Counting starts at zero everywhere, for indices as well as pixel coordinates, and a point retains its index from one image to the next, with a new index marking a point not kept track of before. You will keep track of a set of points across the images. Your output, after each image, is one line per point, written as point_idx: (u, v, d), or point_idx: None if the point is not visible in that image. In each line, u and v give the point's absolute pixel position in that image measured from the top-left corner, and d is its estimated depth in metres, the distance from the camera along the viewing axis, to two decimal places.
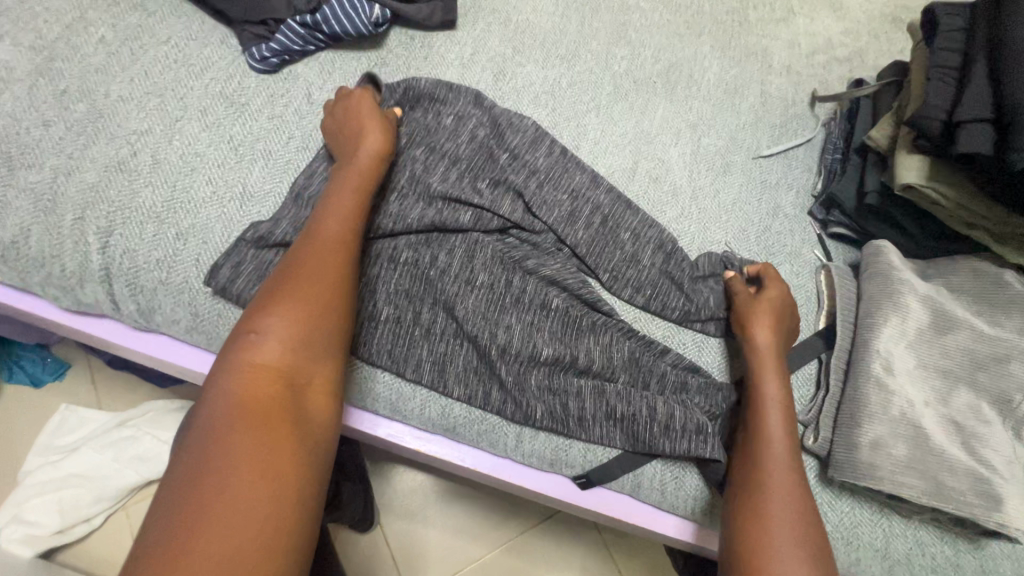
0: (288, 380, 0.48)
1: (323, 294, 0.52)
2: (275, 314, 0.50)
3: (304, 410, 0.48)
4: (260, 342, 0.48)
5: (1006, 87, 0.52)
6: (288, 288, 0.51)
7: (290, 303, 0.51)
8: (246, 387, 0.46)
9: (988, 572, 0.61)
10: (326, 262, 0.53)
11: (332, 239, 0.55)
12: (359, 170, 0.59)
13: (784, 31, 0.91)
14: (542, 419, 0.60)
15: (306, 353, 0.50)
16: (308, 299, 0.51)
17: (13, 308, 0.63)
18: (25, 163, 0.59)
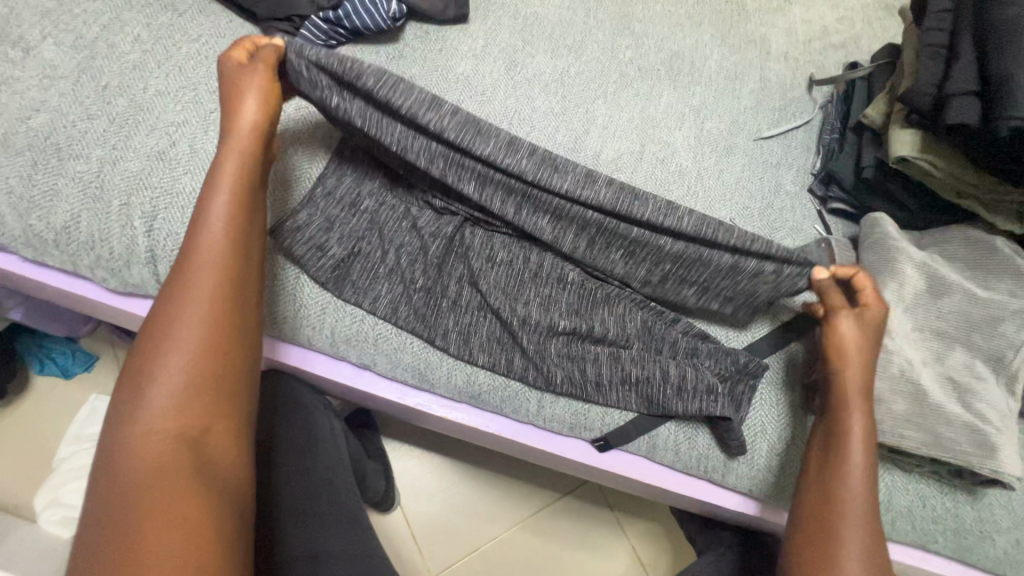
0: (183, 431, 0.43)
1: (202, 331, 0.46)
2: (152, 369, 0.44)
3: (210, 451, 0.44)
4: (141, 405, 0.43)
5: (990, 60, 0.55)
6: (164, 338, 0.45)
7: (168, 352, 0.45)
8: (131, 447, 0.42)
9: (985, 520, 0.65)
10: (202, 293, 0.47)
11: (207, 267, 0.48)
12: (235, 173, 0.52)
13: (781, 20, 0.95)
14: (563, 384, 0.63)
15: (198, 391, 0.45)
16: (188, 333, 0.46)
17: (61, 292, 0.67)
18: (73, 154, 0.63)
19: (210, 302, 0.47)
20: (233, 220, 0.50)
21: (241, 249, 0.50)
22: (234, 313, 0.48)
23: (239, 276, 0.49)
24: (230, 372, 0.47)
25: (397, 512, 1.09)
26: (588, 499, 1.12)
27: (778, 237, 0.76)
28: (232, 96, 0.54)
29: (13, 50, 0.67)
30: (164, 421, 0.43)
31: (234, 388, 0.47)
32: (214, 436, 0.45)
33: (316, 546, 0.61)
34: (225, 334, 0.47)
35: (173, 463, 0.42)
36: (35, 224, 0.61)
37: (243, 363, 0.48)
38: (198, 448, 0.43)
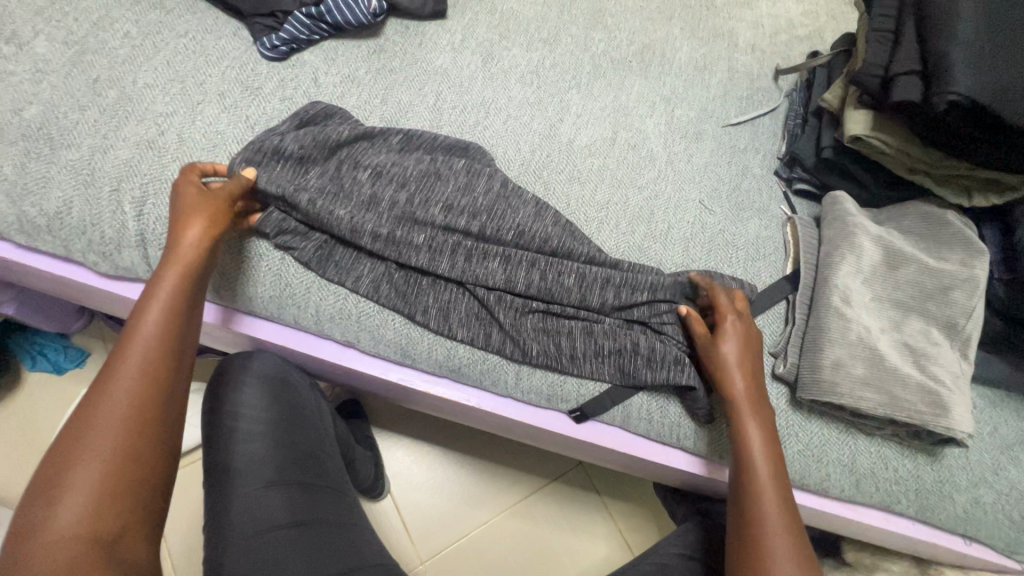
0: (96, 532, 0.44)
1: (122, 435, 0.47)
2: (66, 477, 0.45)
3: (122, 555, 0.44)
4: (50, 513, 0.43)
5: (930, 43, 0.59)
6: (81, 445, 0.46)
7: (87, 460, 0.46)
8: (41, 553, 0.42)
9: (944, 480, 0.69)
10: (124, 401, 0.49)
11: (130, 373, 0.50)
12: (175, 280, 0.55)
13: (748, 14, 0.99)
14: (540, 358, 0.66)
15: (120, 494, 0.46)
16: (105, 431, 0.47)
17: (54, 279, 0.70)
18: (65, 143, 0.65)
19: (132, 407, 0.49)
20: (164, 326, 0.53)
21: (171, 351, 0.53)
22: (157, 417, 0.50)
23: (168, 381, 0.52)
24: (155, 471, 0.48)
25: (386, 501, 1.10)
26: (575, 485, 1.14)
27: (746, 217, 0.79)
28: (181, 218, 0.57)
29: (6, 46, 0.70)
30: (77, 526, 0.43)
31: (154, 488, 0.48)
32: (128, 538, 0.45)
33: (305, 514, 0.62)
34: (146, 441, 0.48)
35: (80, 567, 0.42)
36: (28, 210, 0.63)
37: (165, 463, 0.50)
38: (112, 552, 0.44)
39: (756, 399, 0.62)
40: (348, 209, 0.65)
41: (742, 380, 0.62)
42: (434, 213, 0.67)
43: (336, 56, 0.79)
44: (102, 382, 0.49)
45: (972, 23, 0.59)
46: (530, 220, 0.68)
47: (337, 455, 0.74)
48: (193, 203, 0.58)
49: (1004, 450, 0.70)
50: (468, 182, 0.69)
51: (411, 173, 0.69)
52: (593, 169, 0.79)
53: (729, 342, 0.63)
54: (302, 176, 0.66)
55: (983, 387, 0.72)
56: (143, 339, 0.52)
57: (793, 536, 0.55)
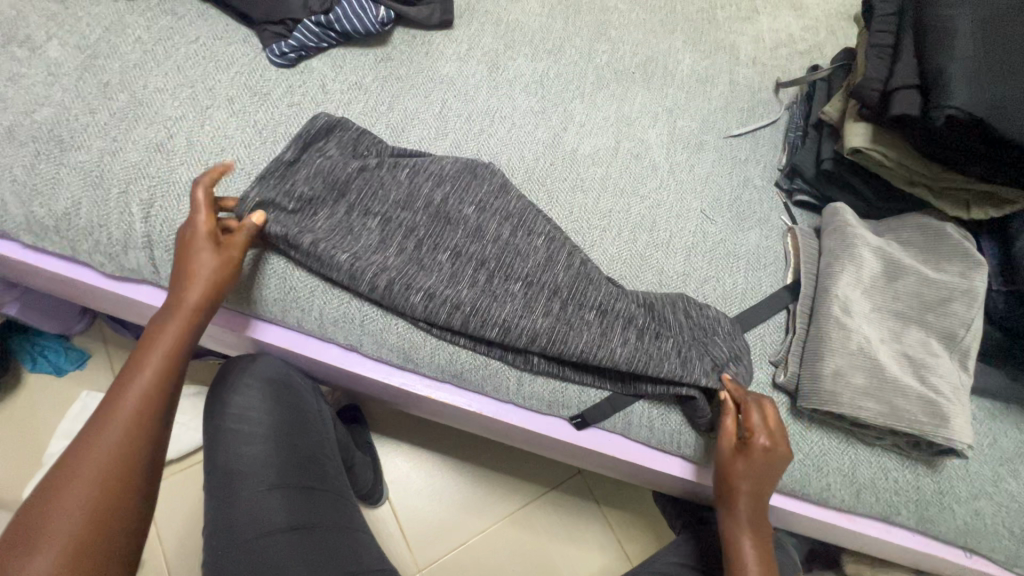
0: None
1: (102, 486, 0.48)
2: (40, 519, 0.45)
3: None
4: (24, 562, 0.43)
5: (928, 58, 0.61)
6: (60, 495, 0.46)
7: (62, 499, 0.46)
8: None
9: (944, 491, 0.69)
10: (105, 456, 0.49)
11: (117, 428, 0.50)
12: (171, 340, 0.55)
13: (749, 28, 1.00)
14: (540, 366, 0.67)
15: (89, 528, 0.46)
16: (85, 485, 0.47)
17: (60, 279, 0.70)
18: (75, 145, 0.66)
19: (112, 448, 0.49)
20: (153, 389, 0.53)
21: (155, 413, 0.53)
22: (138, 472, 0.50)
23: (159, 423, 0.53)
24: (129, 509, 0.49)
25: (384, 507, 1.10)
26: (574, 494, 1.14)
27: (747, 227, 0.80)
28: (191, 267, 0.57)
29: (20, 50, 0.71)
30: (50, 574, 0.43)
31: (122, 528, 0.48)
32: None
33: (304, 518, 0.62)
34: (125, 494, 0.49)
35: None
36: (37, 210, 0.64)
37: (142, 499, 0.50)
38: None
39: (757, 516, 0.63)
40: (347, 255, 0.64)
41: (748, 507, 0.62)
42: (439, 260, 0.67)
43: (344, 64, 0.80)
44: (85, 439, 0.49)
45: (968, 37, 0.60)
46: (538, 271, 0.68)
47: (338, 458, 0.74)
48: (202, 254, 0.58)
49: (1004, 462, 0.70)
50: (476, 238, 0.69)
51: (421, 221, 0.69)
52: (596, 178, 0.80)
53: (745, 460, 0.61)
54: (309, 219, 0.66)
55: (983, 399, 0.72)
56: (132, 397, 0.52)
57: None
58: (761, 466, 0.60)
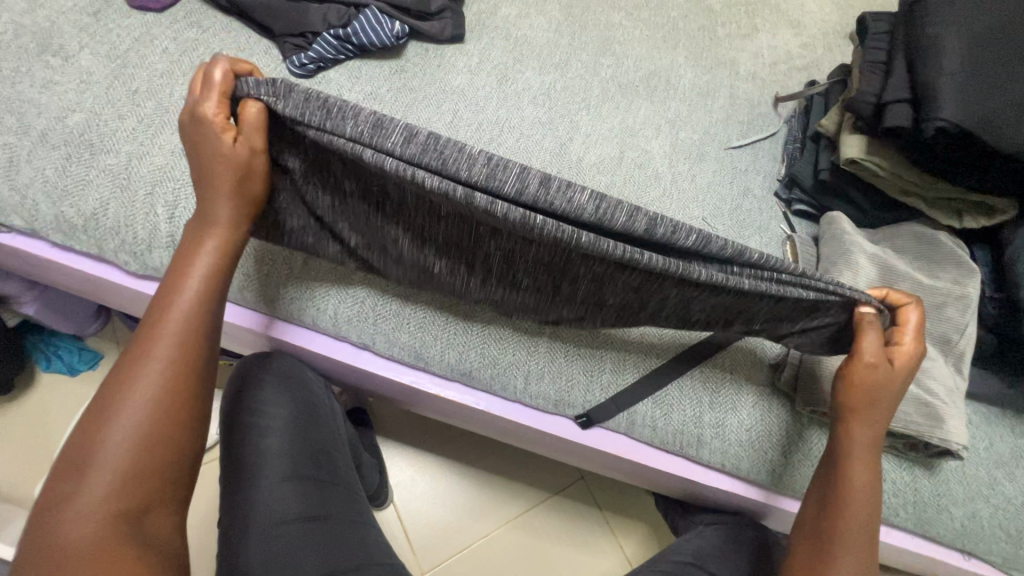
0: (123, 508, 0.46)
1: (156, 407, 0.50)
2: (96, 439, 0.47)
3: (148, 530, 0.47)
4: (80, 487, 0.46)
5: (919, 74, 0.64)
6: (112, 413, 0.48)
7: (111, 426, 0.48)
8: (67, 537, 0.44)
9: (941, 493, 0.70)
10: (156, 373, 0.50)
11: (161, 349, 0.51)
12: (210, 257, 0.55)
13: (749, 45, 1.04)
14: (649, 257, 0.51)
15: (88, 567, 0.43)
16: (144, 411, 0.49)
17: (84, 277, 0.73)
18: (104, 149, 0.69)
19: (162, 395, 0.50)
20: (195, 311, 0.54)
21: (200, 344, 0.53)
22: (188, 394, 0.52)
23: (172, 416, 0.50)
24: (140, 531, 0.46)
25: (389, 509, 1.11)
26: (578, 498, 1.15)
27: (747, 235, 0.83)
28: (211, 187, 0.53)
29: (54, 58, 0.74)
30: (101, 502, 0.45)
31: (148, 557, 0.45)
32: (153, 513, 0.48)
33: (318, 509, 0.64)
34: (178, 415, 0.51)
35: (107, 544, 0.44)
36: (66, 210, 0.67)
37: (158, 512, 0.48)
38: (136, 526, 0.46)
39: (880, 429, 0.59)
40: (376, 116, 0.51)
41: (880, 413, 0.58)
42: None
43: (360, 75, 0.84)
44: (132, 358, 0.51)
45: (956, 53, 0.63)
46: None
47: (348, 456, 0.75)
48: (217, 156, 0.52)
49: (999, 465, 0.71)
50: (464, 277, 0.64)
51: (402, 256, 0.63)
52: (601, 186, 0.83)
53: (892, 365, 0.57)
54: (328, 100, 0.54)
55: (978, 404, 0.74)
56: (178, 313, 0.53)
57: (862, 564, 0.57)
58: (899, 373, 0.57)
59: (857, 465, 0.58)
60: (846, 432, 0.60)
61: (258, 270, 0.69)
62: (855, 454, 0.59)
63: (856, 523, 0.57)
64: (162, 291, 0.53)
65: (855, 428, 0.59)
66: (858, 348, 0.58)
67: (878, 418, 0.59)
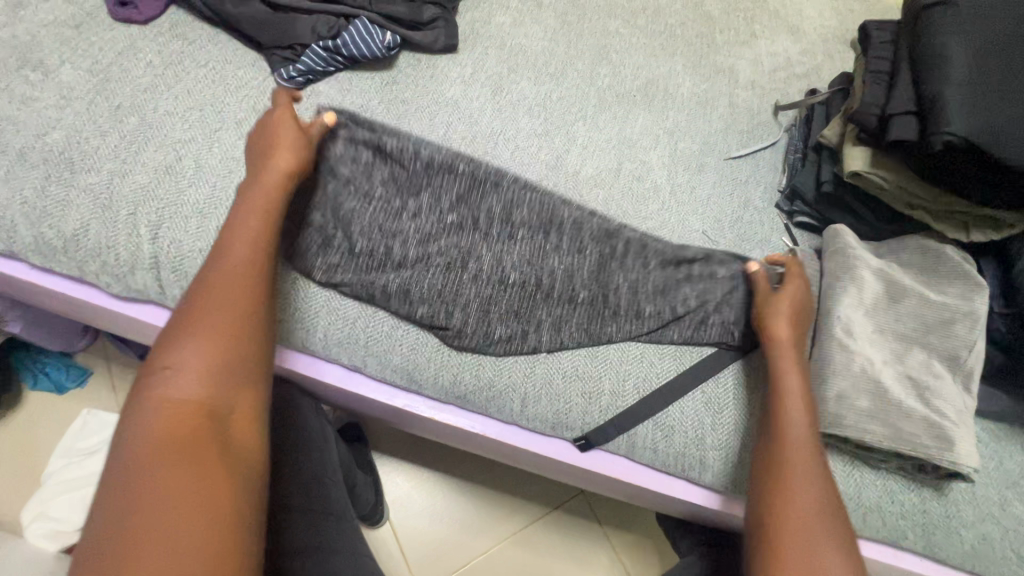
0: (206, 407, 0.50)
1: (230, 319, 0.54)
2: (181, 345, 0.52)
3: (229, 430, 0.50)
4: (169, 385, 0.50)
5: (924, 85, 0.62)
6: (194, 325, 0.53)
7: (194, 337, 0.53)
8: (160, 425, 0.47)
9: (951, 515, 0.68)
10: (232, 292, 0.56)
11: (235, 274, 0.57)
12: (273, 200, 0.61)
13: (748, 52, 1.02)
14: (596, 225, 0.73)
15: (172, 460, 0.45)
16: (220, 327, 0.53)
17: (67, 299, 0.71)
18: (85, 167, 0.67)
19: (235, 311, 0.55)
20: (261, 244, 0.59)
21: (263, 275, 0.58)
22: (255, 313, 0.56)
23: (246, 333, 0.55)
24: (224, 432, 0.49)
25: (385, 526, 1.09)
26: (578, 513, 1.12)
27: (748, 249, 0.81)
28: (272, 155, 0.63)
29: (33, 73, 0.72)
30: (188, 397, 0.49)
31: (226, 452, 0.48)
32: (232, 416, 0.51)
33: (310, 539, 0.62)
34: (248, 330, 0.55)
35: (195, 434, 0.47)
36: (46, 232, 0.65)
37: (236, 422, 0.51)
38: (219, 424, 0.50)
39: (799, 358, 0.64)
40: None
41: (789, 343, 0.64)
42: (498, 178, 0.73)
43: (350, 87, 0.82)
44: (207, 284, 0.56)
45: (963, 64, 0.61)
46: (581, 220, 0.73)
47: (342, 480, 0.72)
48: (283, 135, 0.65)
49: (1011, 485, 0.69)
50: (456, 279, 0.69)
51: (403, 260, 0.69)
52: (598, 199, 0.81)
53: (788, 302, 0.66)
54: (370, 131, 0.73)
55: (988, 421, 0.72)
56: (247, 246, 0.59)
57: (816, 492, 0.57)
58: (792, 304, 0.66)
59: (794, 449, 0.59)
60: (778, 418, 0.61)
61: None
62: (788, 437, 0.60)
63: (800, 509, 0.56)
64: (225, 238, 0.59)
65: (785, 409, 0.61)
66: (772, 333, 0.65)
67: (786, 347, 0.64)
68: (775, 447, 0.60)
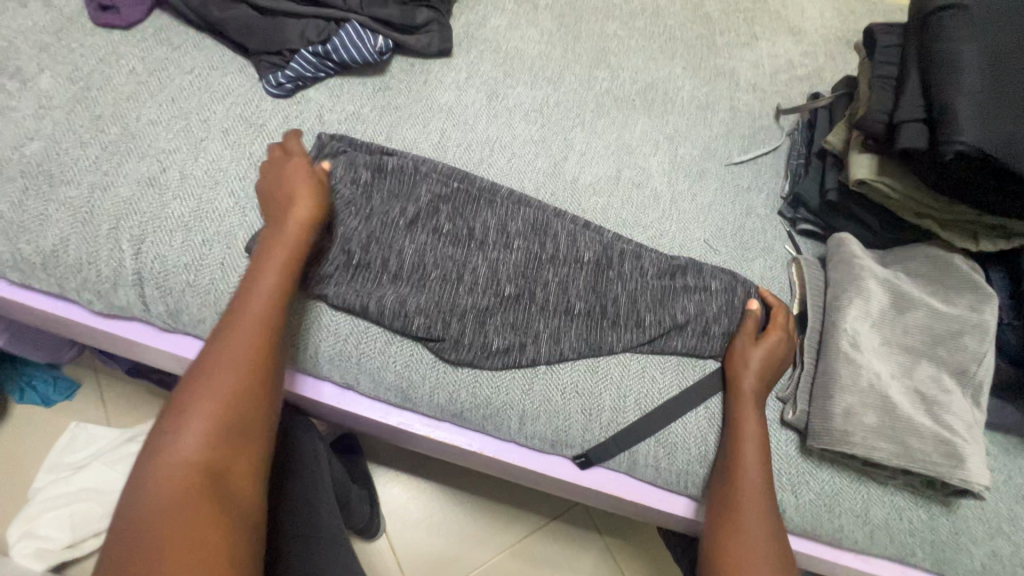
0: (210, 461, 0.46)
1: (243, 367, 0.52)
2: (192, 392, 0.50)
3: (231, 486, 0.47)
4: (174, 438, 0.47)
5: (934, 91, 0.60)
6: (206, 373, 0.51)
7: (205, 383, 0.50)
8: (160, 483, 0.44)
9: (960, 533, 0.66)
10: (245, 341, 0.53)
11: (250, 323, 0.55)
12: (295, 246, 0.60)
13: (749, 54, 1.00)
14: (591, 237, 0.73)
15: (171, 528, 0.42)
16: (228, 378, 0.51)
17: (49, 317, 0.69)
18: (65, 180, 0.65)
19: (247, 360, 0.52)
20: (277, 291, 0.57)
21: (276, 324, 0.56)
22: (267, 363, 0.54)
23: (254, 386, 0.52)
24: (225, 492, 0.46)
25: (381, 539, 1.07)
26: (578, 523, 1.11)
27: (751, 257, 0.79)
28: (292, 196, 0.62)
29: (10, 82, 0.69)
30: (193, 450, 0.46)
31: (226, 509, 0.45)
32: (236, 472, 0.48)
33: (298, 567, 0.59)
34: (260, 381, 0.52)
35: (196, 492, 0.44)
36: (23, 248, 0.62)
37: (239, 480, 0.48)
38: (221, 481, 0.46)
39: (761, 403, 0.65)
40: None
41: (754, 387, 0.65)
42: (496, 196, 0.74)
43: (341, 93, 0.79)
44: (223, 330, 0.54)
45: (974, 69, 0.59)
46: (575, 233, 0.73)
47: (335, 501, 0.70)
48: (298, 179, 0.64)
49: (1020, 500, 0.68)
50: (454, 287, 0.67)
51: (399, 271, 0.67)
52: (597, 207, 0.79)
53: (758, 347, 0.67)
54: (369, 153, 0.74)
55: (997, 434, 0.70)
56: (263, 294, 0.57)
57: (766, 537, 0.56)
58: (766, 349, 0.67)
59: (746, 492, 0.59)
60: (735, 454, 0.61)
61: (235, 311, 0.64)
62: (742, 479, 0.59)
63: (748, 554, 0.55)
64: (244, 287, 0.57)
65: (743, 449, 0.61)
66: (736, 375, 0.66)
67: (751, 393, 0.64)
68: (729, 491, 0.60)
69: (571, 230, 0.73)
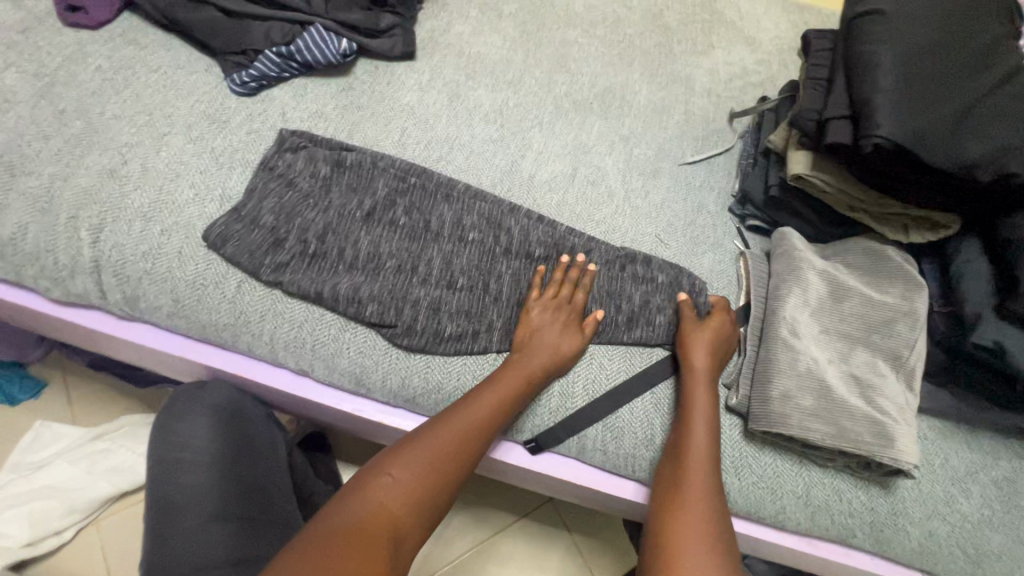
0: (396, 521, 0.51)
1: (446, 453, 0.57)
2: (409, 452, 0.56)
3: (399, 550, 0.50)
4: (385, 482, 0.54)
5: (857, 90, 0.64)
6: (422, 442, 0.57)
7: (422, 450, 0.57)
8: (361, 515, 0.50)
9: (898, 513, 0.69)
10: (459, 432, 0.59)
11: (477, 419, 0.60)
12: (531, 368, 0.65)
13: (705, 61, 1.05)
14: (544, 230, 0.76)
15: (345, 540, 0.47)
16: (434, 460, 0.56)
17: (8, 306, 0.70)
18: (26, 171, 0.67)
19: (452, 450, 0.58)
20: (497, 406, 0.62)
21: (485, 436, 0.60)
22: (463, 463, 0.58)
23: (447, 479, 0.57)
24: (398, 552, 0.50)
25: None
26: (546, 521, 1.12)
27: (700, 251, 0.82)
28: (544, 334, 0.67)
29: None
30: (395, 503, 0.52)
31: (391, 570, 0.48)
32: (408, 537, 0.52)
33: (244, 552, 0.58)
34: (450, 472, 0.57)
35: (376, 541, 0.49)
36: None
37: (408, 546, 0.52)
38: (395, 541, 0.50)
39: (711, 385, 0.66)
40: None
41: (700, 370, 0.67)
42: (452, 192, 0.76)
43: (305, 93, 0.82)
44: (450, 412, 0.61)
45: (892, 69, 0.63)
46: (529, 227, 0.75)
47: (290, 490, 0.71)
48: (561, 319, 0.69)
49: (955, 482, 0.70)
50: (409, 277, 0.69)
51: (356, 260, 0.69)
52: (553, 204, 0.82)
53: (706, 333, 0.69)
54: (330, 148, 0.76)
55: (932, 419, 0.73)
56: (493, 398, 0.62)
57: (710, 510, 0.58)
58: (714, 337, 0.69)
59: (693, 469, 0.60)
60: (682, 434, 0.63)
61: (191, 298, 0.66)
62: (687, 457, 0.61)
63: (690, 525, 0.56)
64: (498, 380, 0.64)
65: (690, 429, 0.63)
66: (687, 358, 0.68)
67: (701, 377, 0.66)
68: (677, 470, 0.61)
69: (525, 224, 0.76)
